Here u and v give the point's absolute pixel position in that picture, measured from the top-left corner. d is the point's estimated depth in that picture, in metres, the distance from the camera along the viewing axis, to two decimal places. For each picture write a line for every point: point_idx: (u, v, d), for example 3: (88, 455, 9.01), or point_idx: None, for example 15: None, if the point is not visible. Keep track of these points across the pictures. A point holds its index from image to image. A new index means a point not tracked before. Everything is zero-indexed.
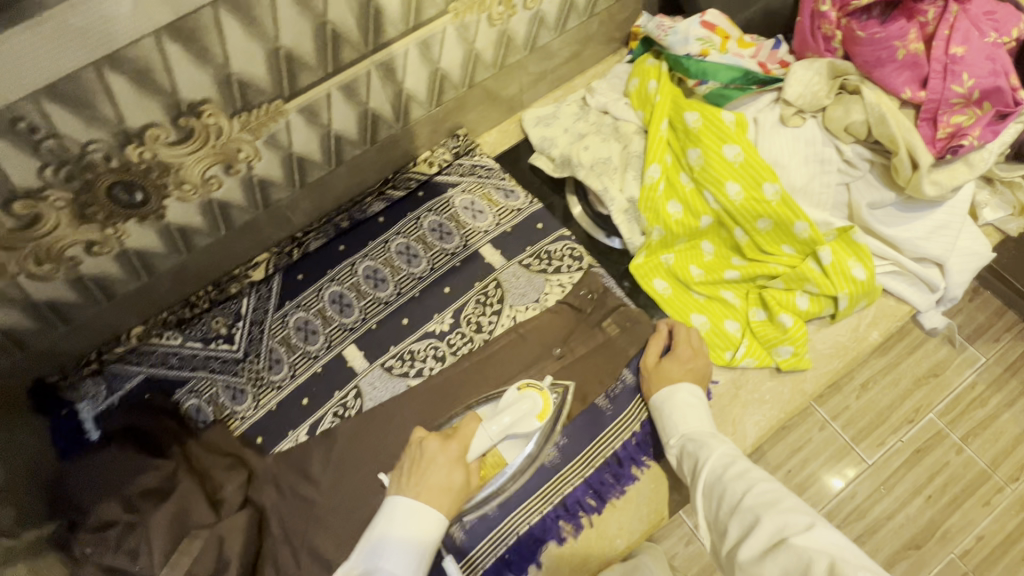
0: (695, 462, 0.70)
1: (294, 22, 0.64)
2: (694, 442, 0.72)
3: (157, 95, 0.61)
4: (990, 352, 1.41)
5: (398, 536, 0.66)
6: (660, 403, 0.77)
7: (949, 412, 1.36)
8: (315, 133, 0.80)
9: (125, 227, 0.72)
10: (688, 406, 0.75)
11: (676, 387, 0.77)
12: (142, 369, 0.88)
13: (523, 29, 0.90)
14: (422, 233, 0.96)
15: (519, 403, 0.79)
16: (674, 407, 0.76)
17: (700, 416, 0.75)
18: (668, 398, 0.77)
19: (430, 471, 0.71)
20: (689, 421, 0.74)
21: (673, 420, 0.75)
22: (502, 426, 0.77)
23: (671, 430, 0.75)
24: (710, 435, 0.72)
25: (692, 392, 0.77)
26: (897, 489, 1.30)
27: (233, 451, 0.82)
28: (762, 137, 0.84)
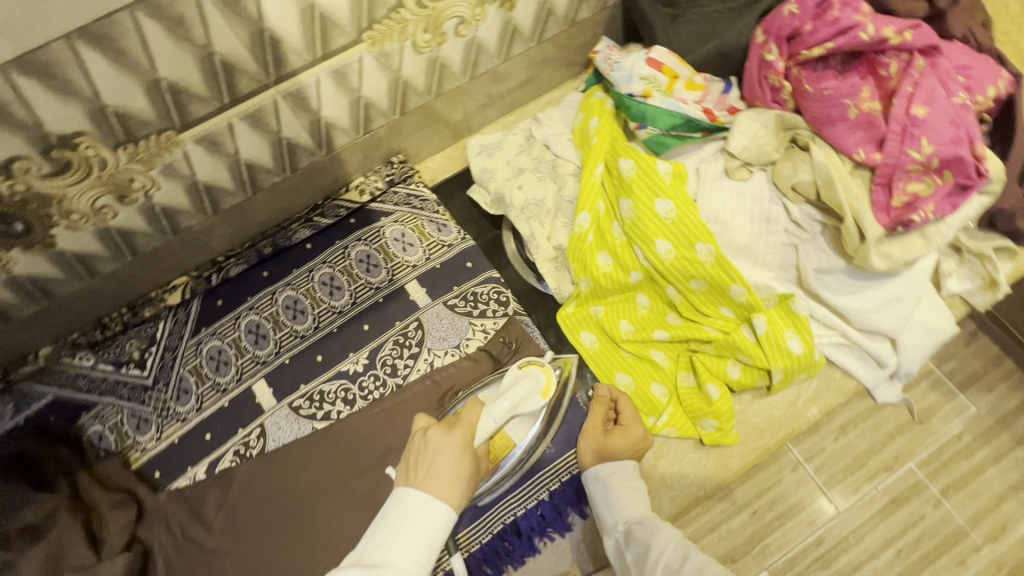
0: (642, 555, 0.65)
1: (173, 55, 0.60)
2: (641, 530, 0.66)
3: (18, 129, 0.57)
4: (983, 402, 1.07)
5: (407, 527, 0.60)
6: (597, 482, 0.71)
7: (933, 462, 1.03)
8: (221, 162, 0.76)
9: (10, 255, 0.70)
10: (630, 486, 0.70)
11: (619, 465, 0.72)
12: (50, 390, 0.86)
13: (457, 57, 0.85)
14: (348, 263, 0.92)
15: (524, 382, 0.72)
16: (612, 489, 0.70)
17: (640, 497, 0.70)
18: (608, 477, 0.71)
19: (437, 462, 0.64)
20: (631, 505, 0.69)
21: (613, 506, 0.69)
22: (510, 406, 0.70)
23: (613, 515, 0.69)
24: (657, 520, 0.68)
25: (632, 471, 0.72)
26: (867, 541, 0.99)
27: (128, 487, 0.80)
28: (702, 190, 0.77)
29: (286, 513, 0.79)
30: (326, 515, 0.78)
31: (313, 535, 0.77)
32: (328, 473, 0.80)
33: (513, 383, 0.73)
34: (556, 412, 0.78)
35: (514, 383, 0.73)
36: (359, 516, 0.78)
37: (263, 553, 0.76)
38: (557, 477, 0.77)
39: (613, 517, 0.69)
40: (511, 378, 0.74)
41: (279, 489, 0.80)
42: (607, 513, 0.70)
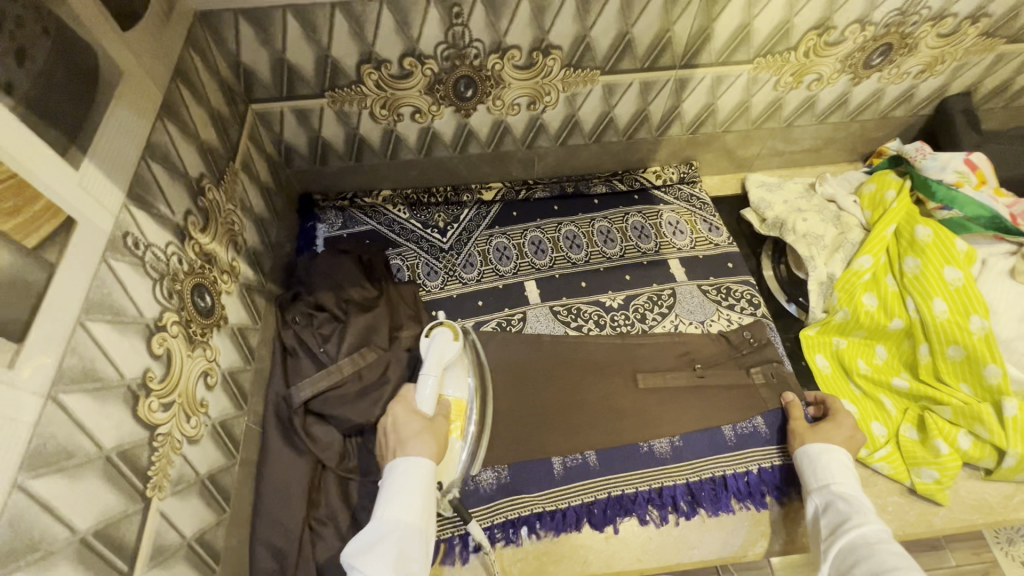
0: (841, 521, 0.68)
1: (651, 20, 0.82)
2: (840, 501, 0.70)
3: (537, 27, 0.81)
4: None
5: (404, 491, 0.64)
6: (810, 454, 0.78)
7: None
8: (601, 107, 0.97)
9: (443, 111, 0.93)
10: (842, 466, 0.74)
11: (830, 448, 0.76)
12: (371, 223, 1.08)
13: (794, 103, 1.02)
14: (625, 225, 1.09)
15: (439, 337, 0.81)
16: (827, 461, 0.75)
17: (850, 476, 0.73)
18: (821, 453, 0.77)
19: (400, 431, 0.71)
20: (840, 478, 0.73)
21: (819, 473, 0.75)
22: (437, 360, 0.79)
23: (820, 480, 0.74)
24: (864, 501, 0.69)
25: (846, 458, 0.75)
26: None
27: (416, 309, 0.97)
28: (984, 279, 0.87)
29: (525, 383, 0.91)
30: (549, 411, 0.89)
31: (534, 422, 0.88)
32: (567, 374, 0.92)
33: (428, 344, 0.81)
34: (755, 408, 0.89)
35: (430, 345, 0.81)
36: (585, 414, 0.88)
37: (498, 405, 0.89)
38: (769, 459, 0.85)
39: (821, 483, 0.74)
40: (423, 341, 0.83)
41: (517, 375, 0.92)
42: (815, 479, 0.75)
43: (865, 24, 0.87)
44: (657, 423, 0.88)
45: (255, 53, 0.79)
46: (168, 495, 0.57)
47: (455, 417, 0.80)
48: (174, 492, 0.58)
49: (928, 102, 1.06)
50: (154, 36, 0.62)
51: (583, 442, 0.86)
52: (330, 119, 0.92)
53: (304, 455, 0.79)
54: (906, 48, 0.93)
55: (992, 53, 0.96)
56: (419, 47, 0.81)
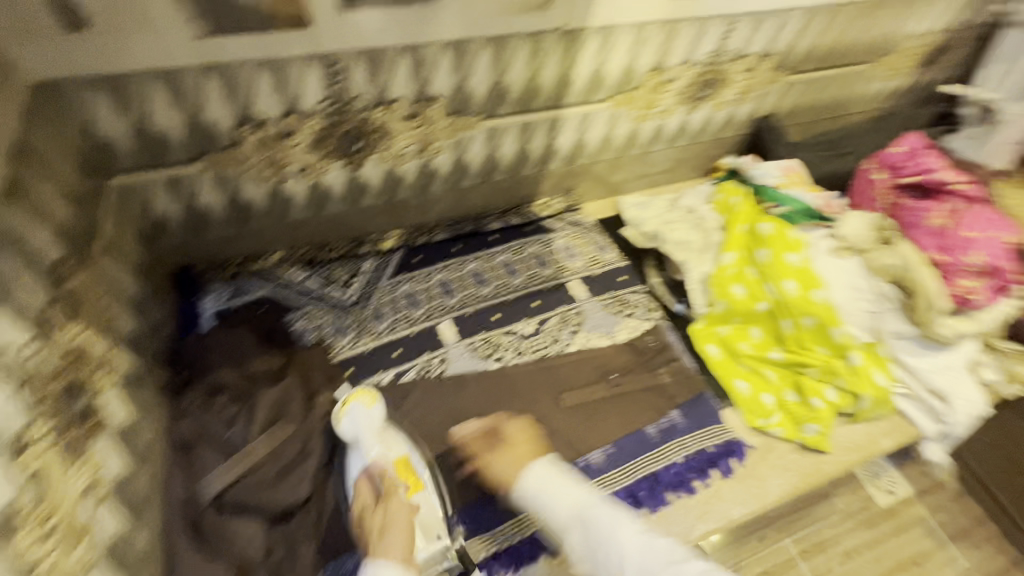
0: (608, 552, 0.69)
1: (521, 68, 0.91)
2: (595, 524, 0.71)
3: (418, 81, 0.85)
4: (971, 559, 1.30)
5: None
6: (534, 490, 0.75)
7: None
8: (486, 149, 1.03)
9: (332, 165, 0.92)
10: (564, 481, 0.76)
11: (539, 466, 0.78)
12: (265, 287, 1.01)
13: (648, 133, 1.19)
14: (525, 256, 1.16)
15: (357, 412, 0.77)
16: (551, 489, 0.75)
17: (575, 489, 0.75)
18: (535, 483, 0.76)
19: (373, 531, 0.70)
20: (568, 498, 0.74)
21: (559, 505, 0.74)
22: (371, 437, 0.76)
23: (564, 515, 0.73)
24: (595, 510, 0.72)
25: (550, 465, 0.78)
26: None
27: (331, 371, 0.92)
28: (818, 258, 1.06)
29: (459, 422, 0.91)
30: None
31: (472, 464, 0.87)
32: (497, 407, 0.93)
33: (347, 425, 0.76)
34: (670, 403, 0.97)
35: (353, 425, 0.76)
36: (522, 441, 0.90)
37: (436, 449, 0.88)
38: (692, 446, 0.93)
39: (568, 518, 0.73)
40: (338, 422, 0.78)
41: (448, 417, 0.92)
42: (558, 515, 0.73)
43: (690, 65, 1.06)
44: (588, 435, 0.92)
45: (112, 122, 0.72)
46: None
47: (405, 476, 0.74)
48: None
49: (746, 124, 1.30)
50: None
51: None
52: (208, 185, 0.86)
53: (224, 558, 0.70)
54: (722, 82, 1.14)
55: (781, 83, 1.21)
56: (301, 105, 0.81)
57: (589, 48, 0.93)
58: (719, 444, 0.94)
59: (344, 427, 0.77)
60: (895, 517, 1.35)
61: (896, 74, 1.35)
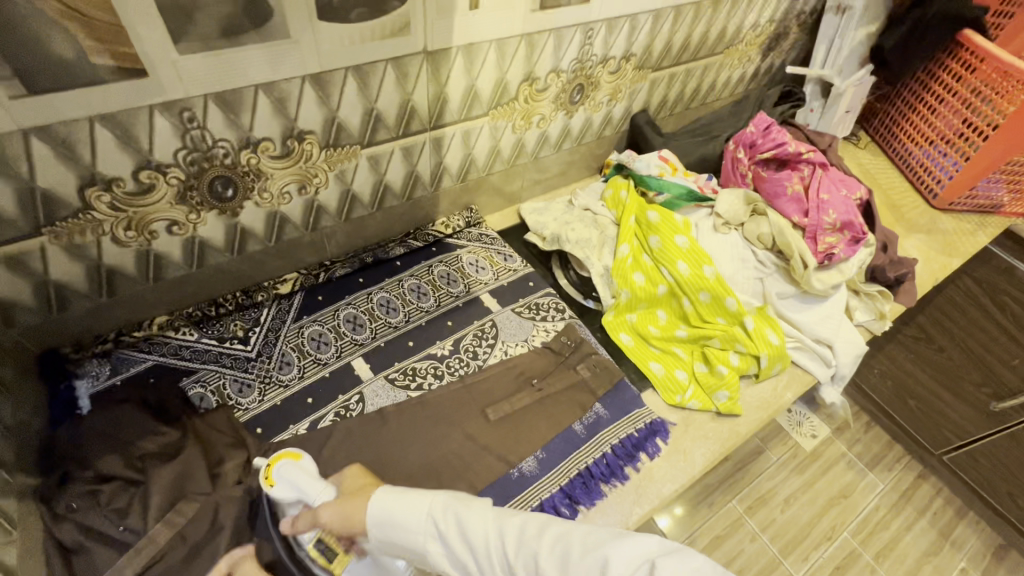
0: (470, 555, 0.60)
1: (391, 92, 0.90)
2: (452, 529, 0.62)
3: (283, 117, 0.82)
4: (885, 480, 1.77)
5: None
6: (384, 518, 0.65)
7: (860, 531, 1.65)
8: (372, 177, 1.01)
9: (205, 216, 0.87)
10: (406, 496, 0.66)
11: (384, 495, 0.66)
12: (152, 356, 0.93)
13: (533, 141, 1.22)
14: (432, 277, 1.15)
15: (289, 469, 0.74)
16: (390, 517, 0.64)
17: (421, 500, 0.65)
18: (387, 515, 0.65)
19: None
20: (419, 513, 0.64)
21: (410, 527, 0.63)
22: (309, 490, 0.72)
23: (411, 537, 0.63)
24: (440, 514, 0.63)
25: (386, 490, 0.67)
26: (813, 558, 1.59)
27: (234, 432, 0.85)
28: (702, 236, 1.14)
29: (385, 460, 0.88)
30: (415, 480, 0.86)
31: None
32: (422, 436, 0.92)
33: (279, 488, 0.73)
34: (591, 397, 0.99)
35: (287, 485, 0.73)
36: (452, 466, 0.88)
37: None
38: (617, 434, 0.96)
39: (417, 539, 0.63)
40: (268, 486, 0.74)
41: (371, 458, 0.88)
42: (413, 536, 0.63)
43: (558, 72, 1.10)
44: (517, 445, 0.92)
45: None
46: None
47: None
48: None
49: (624, 121, 1.38)
50: None
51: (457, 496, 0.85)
52: (59, 257, 0.78)
53: None
54: (593, 85, 1.20)
55: (647, 80, 1.30)
56: (154, 158, 0.75)
57: (456, 67, 0.94)
58: (641, 427, 0.97)
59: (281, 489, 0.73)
60: (820, 461, 1.79)
61: (747, 60, 1.49)
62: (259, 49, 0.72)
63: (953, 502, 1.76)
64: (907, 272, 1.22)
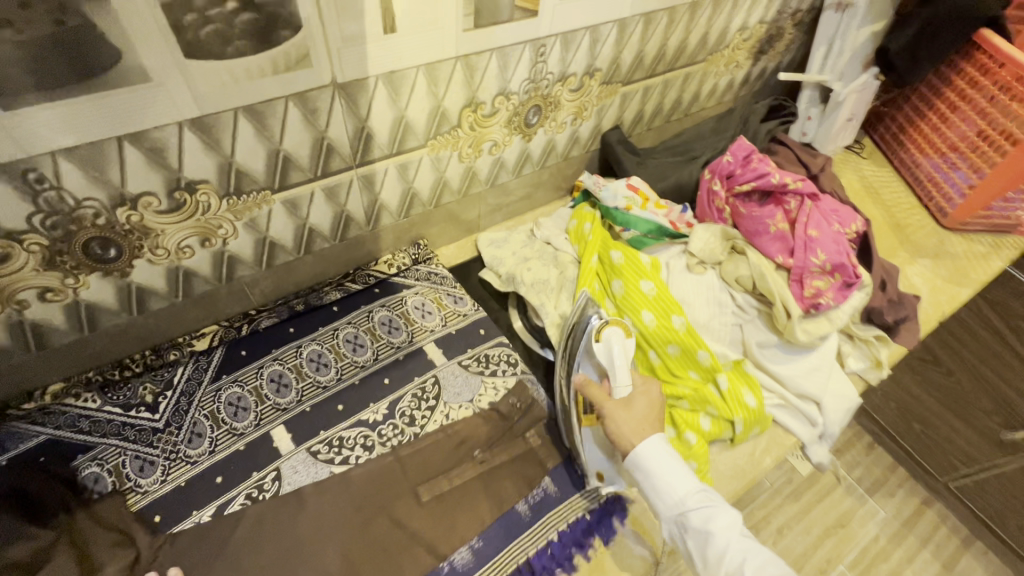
0: (704, 545, 0.69)
1: (298, 133, 0.77)
2: (702, 512, 0.71)
3: (163, 169, 0.70)
4: (887, 506, 1.57)
5: None
6: (645, 461, 0.75)
7: (858, 564, 1.47)
8: (292, 223, 0.90)
9: (86, 279, 0.75)
10: (672, 461, 0.75)
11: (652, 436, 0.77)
12: (44, 431, 0.84)
13: (486, 168, 1.09)
14: (372, 325, 1.03)
15: (612, 338, 0.84)
16: (650, 472, 0.75)
17: (687, 474, 0.75)
18: (651, 462, 0.75)
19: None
20: (683, 483, 0.73)
21: (671, 484, 0.73)
22: (615, 372, 0.83)
23: (661, 496, 0.74)
24: (695, 500, 0.72)
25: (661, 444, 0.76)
26: None
27: (124, 527, 0.76)
28: (673, 279, 1.01)
29: (297, 554, 0.78)
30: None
31: None
32: (342, 522, 0.81)
33: (601, 346, 0.85)
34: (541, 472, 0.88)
35: (607, 346, 0.84)
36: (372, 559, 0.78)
37: None
38: (566, 517, 0.85)
39: (665, 502, 0.74)
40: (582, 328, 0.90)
41: (279, 551, 0.78)
42: (665, 495, 0.74)
43: (508, 95, 0.97)
44: (451, 532, 0.81)
45: None
46: None
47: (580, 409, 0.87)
48: None
49: (594, 139, 1.24)
50: None
51: None
52: None
53: None
54: (553, 106, 1.06)
55: (618, 94, 1.15)
56: (3, 226, 0.64)
57: (379, 97, 0.81)
58: (595, 507, 0.86)
59: (598, 351, 0.85)
60: (816, 486, 1.60)
61: (735, 66, 1.34)
62: (116, 95, 0.60)
63: (961, 532, 1.55)
64: (907, 313, 1.08)
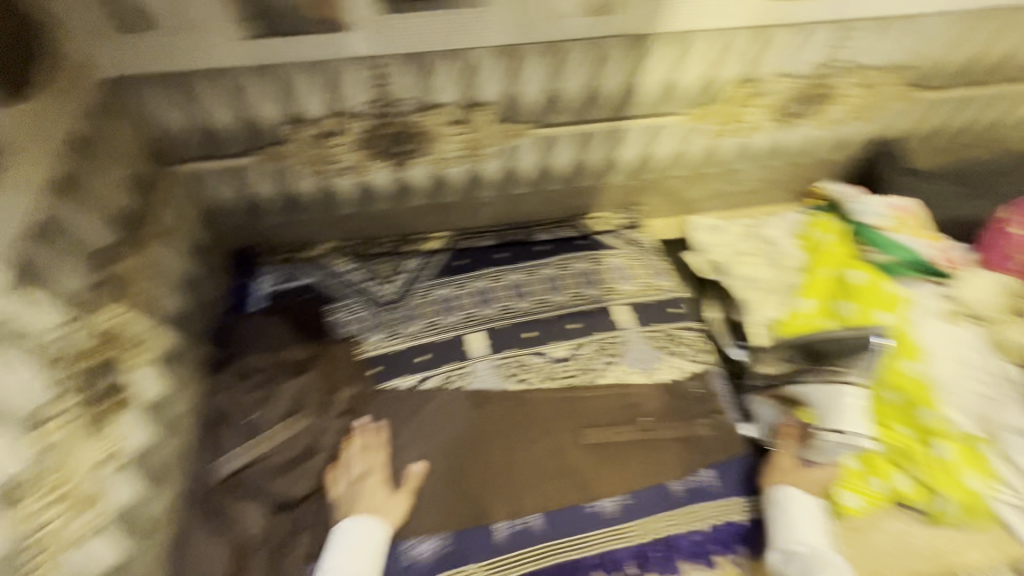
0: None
1: (579, 76, 0.83)
2: (819, 560, 0.71)
3: (466, 85, 0.81)
4: None
5: (342, 548, 0.75)
6: (783, 496, 0.77)
7: None
8: (538, 159, 0.97)
9: (379, 166, 0.92)
10: (808, 513, 0.76)
11: (801, 494, 0.78)
12: (309, 276, 1.02)
13: (729, 151, 1.05)
14: (571, 273, 1.07)
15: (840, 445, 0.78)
16: (784, 506, 0.77)
17: (817, 532, 0.75)
18: (792, 499, 0.77)
19: (558, 496, 0.84)
20: (812, 532, 0.74)
21: (797, 527, 0.74)
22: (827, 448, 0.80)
23: (783, 529, 0.75)
24: (815, 547, 0.73)
25: (804, 505, 0.76)
26: None
27: (352, 368, 0.93)
28: (922, 320, 0.89)
29: (472, 443, 0.88)
30: (492, 471, 0.86)
31: (475, 488, 0.84)
32: (511, 433, 0.89)
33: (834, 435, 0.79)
34: (702, 461, 0.87)
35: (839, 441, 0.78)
36: (526, 471, 0.86)
37: (446, 466, 0.86)
38: (720, 515, 0.83)
39: (785, 534, 0.75)
40: (844, 404, 0.79)
41: (458, 434, 0.89)
42: (789, 529, 0.75)
43: (787, 77, 0.90)
44: (602, 481, 0.85)
45: (177, 115, 0.78)
46: None
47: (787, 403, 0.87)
48: None
49: (859, 147, 1.10)
50: (43, 114, 0.59)
51: (528, 506, 0.83)
52: (260, 177, 0.90)
53: (225, 537, 0.75)
54: (829, 98, 0.97)
55: (912, 102, 1.00)
56: (347, 106, 0.81)
57: (659, 56, 0.82)
58: (750, 518, 0.83)
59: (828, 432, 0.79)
60: None
61: None
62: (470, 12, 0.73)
63: None
64: None
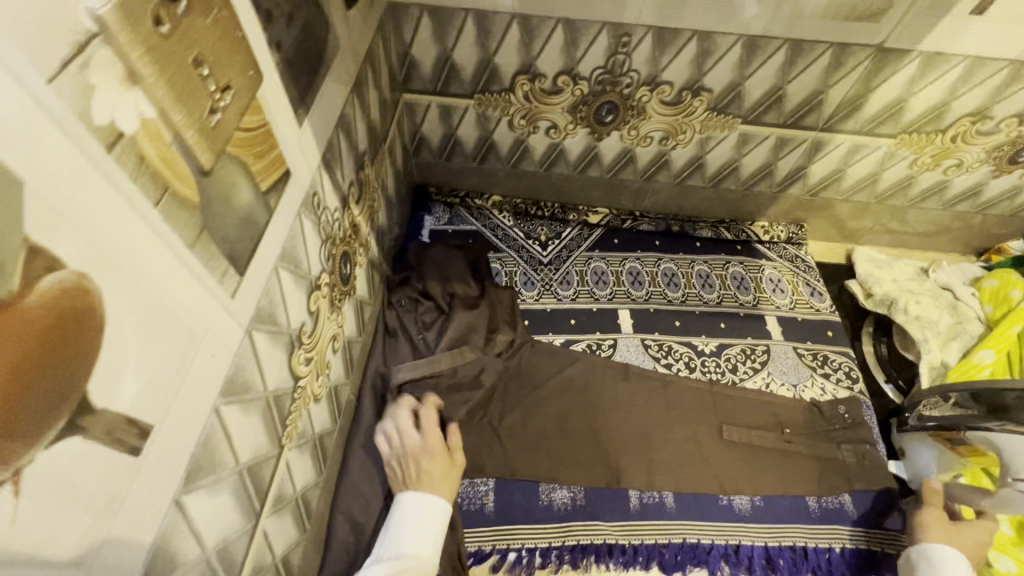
0: None
1: (810, 79, 0.83)
2: None
3: (696, 68, 0.83)
4: None
5: (408, 524, 0.69)
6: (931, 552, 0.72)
7: None
8: (730, 154, 0.98)
9: (579, 131, 0.96)
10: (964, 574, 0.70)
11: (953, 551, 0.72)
12: (476, 224, 1.09)
13: (925, 185, 1.01)
14: (725, 274, 1.08)
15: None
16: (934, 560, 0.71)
17: None
18: (943, 555, 0.72)
19: (694, 481, 0.85)
20: None
21: None
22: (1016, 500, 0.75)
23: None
24: None
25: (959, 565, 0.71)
26: None
27: (510, 315, 0.98)
28: None
29: (614, 410, 0.91)
30: (631, 441, 0.88)
31: (613, 453, 0.87)
32: (652, 410, 0.91)
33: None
34: (846, 485, 0.86)
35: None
36: (664, 448, 0.88)
37: (590, 426, 0.89)
38: (857, 541, 0.82)
39: None
40: None
41: (602, 398, 0.92)
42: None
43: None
44: (738, 478, 0.86)
45: (426, 47, 0.84)
46: (293, 447, 0.59)
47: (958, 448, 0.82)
48: (297, 446, 0.60)
49: None
50: (359, 24, 0.67)
51: (662, 482, 0.85)
52: (469, 120, 0.96)
53: None
54: None
55: None
56: (577, 68, 0.84)
57: (900, 72, 0.81)
58: (893, 552, 0.81)
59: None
60: None
61: None
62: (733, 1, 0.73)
63: None
64: None
